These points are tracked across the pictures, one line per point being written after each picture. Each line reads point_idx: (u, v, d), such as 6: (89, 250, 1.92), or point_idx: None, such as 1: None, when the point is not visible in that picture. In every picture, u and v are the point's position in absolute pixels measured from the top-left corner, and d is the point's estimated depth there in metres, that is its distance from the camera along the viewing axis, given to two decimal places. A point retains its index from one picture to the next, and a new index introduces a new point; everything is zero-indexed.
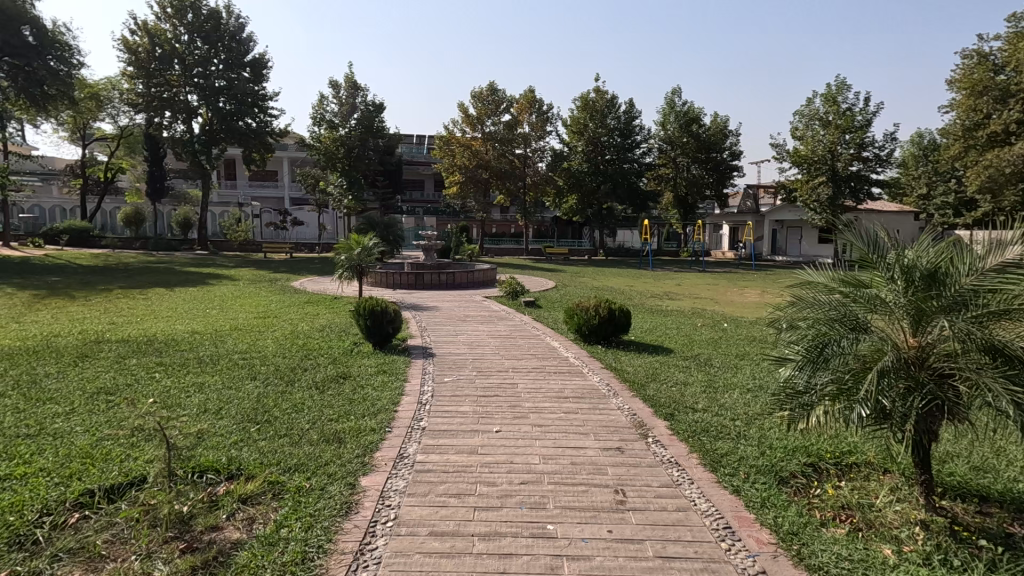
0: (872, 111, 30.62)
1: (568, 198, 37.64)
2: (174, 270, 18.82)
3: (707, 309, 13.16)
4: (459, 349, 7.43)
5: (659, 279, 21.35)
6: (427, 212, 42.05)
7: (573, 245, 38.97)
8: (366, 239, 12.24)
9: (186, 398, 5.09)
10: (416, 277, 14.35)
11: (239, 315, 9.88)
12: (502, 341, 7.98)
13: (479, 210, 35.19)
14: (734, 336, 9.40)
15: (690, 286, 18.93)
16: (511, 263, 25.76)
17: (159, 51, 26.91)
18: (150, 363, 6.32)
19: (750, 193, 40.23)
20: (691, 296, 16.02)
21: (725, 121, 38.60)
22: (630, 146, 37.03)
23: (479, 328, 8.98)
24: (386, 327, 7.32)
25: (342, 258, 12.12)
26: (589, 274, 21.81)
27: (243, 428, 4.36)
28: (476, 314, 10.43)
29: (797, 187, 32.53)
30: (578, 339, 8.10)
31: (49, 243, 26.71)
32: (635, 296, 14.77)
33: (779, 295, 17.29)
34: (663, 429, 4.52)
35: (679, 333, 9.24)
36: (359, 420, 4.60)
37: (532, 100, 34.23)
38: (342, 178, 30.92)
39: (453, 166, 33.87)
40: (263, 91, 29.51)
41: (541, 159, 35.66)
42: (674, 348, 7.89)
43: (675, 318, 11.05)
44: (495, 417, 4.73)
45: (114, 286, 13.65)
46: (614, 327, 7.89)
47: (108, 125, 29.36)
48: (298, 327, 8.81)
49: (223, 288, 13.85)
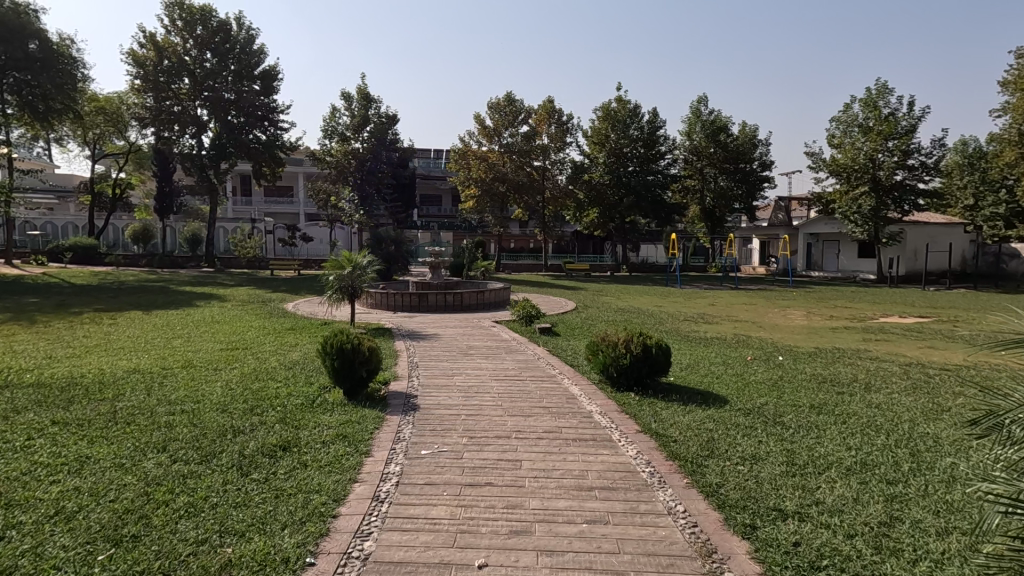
0: (917, 116, 28.60)
1: (589, 212, 36.05)
2: (168, 289, 17.68)
3: (752, 336, 11.36)
4: (451, 398, 5.81)
5: (689, 298, 19.56)
6: (443, 227, 40.82)
7: (594, 261, 37.29)
8: (358, 257, 10.75)
9: (43, 489, 3.55)
10: (420, 297, 12.85)
11: (203, 347, 8.43)
12: (507, 384, 6.36)
13: (496, 224, 33.86)
14: (796, 374, 7.62)
15: (724, 307, 17.07)
16: (528, 281, 24.22)
17: (167, 64, 26.22)
18: (41, 423, 4.81)
19: (781, 205, 38.17)
20: (729, 319, 14.18)
21: (754, 130, 36.95)
22: (653, 157, 35.36)
23: (481, 365, 7.38)
24: (358, 370, 5.78)
25: (331, 278, 10.64)
26: (614, 293, 20.12)
27: (85, 558, 2.80)
28: (482, 345, 8.82)
29: (834, 198, 30.49)
30: (604, 382, 6.47)
31: (54, 260, 26.04)
32: (667, 319, 13.03)
33: (829, 317, 15.35)
34: (747, 564, 2.83)
35: (728, 373, 7.50)
36: (271, 539, 3.00)
37: (551, 110, 32.90)
38: (354, 192, 29.95)
39: (469, 180, 32.54)
40: (273, 103, 28.69)
41: (561, 171, 34.41)
42: (728, 396, 6.17)
43: (721, 350, 9.29)
44: (482, 534, 3.09)
45: (88, 309, 12.39)
46: (651, 368, 6.22)
47: (119, 141, 28.84)
48: (266, 364, 7.32)
49: (205, 310, 12.56)
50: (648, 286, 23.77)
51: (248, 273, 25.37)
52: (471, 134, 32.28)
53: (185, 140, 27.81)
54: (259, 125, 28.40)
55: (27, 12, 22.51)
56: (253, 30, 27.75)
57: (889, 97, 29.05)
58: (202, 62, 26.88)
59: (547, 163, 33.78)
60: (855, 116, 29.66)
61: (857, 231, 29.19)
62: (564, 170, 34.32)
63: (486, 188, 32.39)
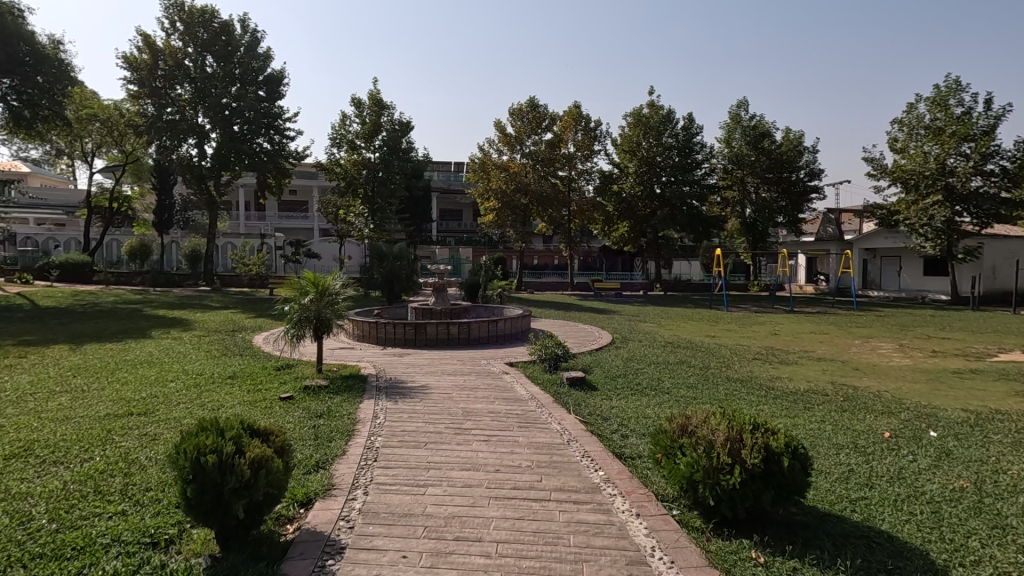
0: (997, 114, 25.13)
1: (618, 226, 33.28)
2: (138, 313, 15.45)
3: (856, 386, 8.33)
4: (406, 564, 3.03)
5: (743, 326, 16.44)
6: (461, 242, 38.49)
7: (624, 278, 34.40)
8: (328, 279, 8.14)
9: None
10: (417, 328, 10.22)
11: (81, 413, 5.82)
12: (515, 515, 3.59)
13: (517, 240, 31.29)
14: (998, 477, 4.64)
15: (789, 338, 13.96)
16: (552, 303, 21.47)
17: (164, 69, 24.35)
18: None
19: (830, 217, 34.70)
20: (809, 357, 11.11)
21: (800, 136, 33.76)
22: (690, 166, 32.40)
23: (478, 458, 4.59)
24: (231, 504, 3.05)
25: (291, 308, 8.01)
26: (653, 319, 17.20)
27: None
28: (484, 411, 6.06)
29: (898, 208, 27.11)
30: (688, 512, 3.67)
31: (42, 279, 24.34)
32: (733, 360, 10.04)
33: (931, 353, 12.15)
34: None
35: (876, 474, 4.60)
36: None
37: (578, 116, 30.46)
38: (364, 205, 27.68)
39: (488, 191, 30.09)
40: (279, 109, 26.72)
41: (588, 182, 32.00)
42: (934, 552, 3.28)
43: (834, 418, 6.32)
44: None
45: (4, 343, 10.01)
46: (778, 495, 3.41)
47: (116, 151, 27.19)
48: (145, 451, 4.68)
49: (149, 344, 10.12)
50: (691, 310, 20.80)
51: (245, 293, 23.32)
52: (490, 142, 29.92)
53: (185, 150, 25.96)
54: (264, 133, 26.50)
55: (14, 12, 20.70)
56: (258, 33, 25.96)
57: (961, 94, 25.75)
58: (203, 67, 25.09)
59: (573, 173, 31.28)
60: (919, 117, 26.61)
61: (928, 246, 25.69)
62: (591, 181, 31.89)
63: (507, 200, 29.79)
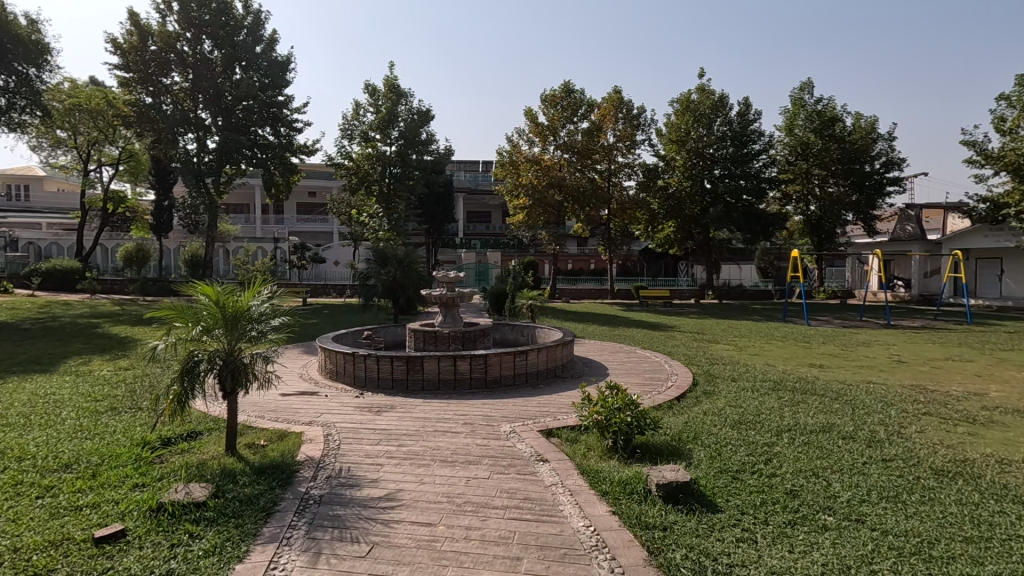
0: None
1: (665, 225, 29.58)
2: (86, 331, 12.61)
3: None
4: None
5: (848, 349, 12.58)
6: (487, 246, 35.33)
7: (670, 284, 30.57)
8: (241, 296, 4.89)
9: None
10: (410, 364, 6.92)
11: None
12: None
13: (549, 243, 27.78)
14: None
15: (929, 370, 10.13)
16: (593, 315, 17.94)
17: (156, 54, 21.87)
18: None
19: (910, 214, 30.13)
20: (996, 408, 7.33)
21: (874, 121, 29.36)
22: (747, 156, 28.30)
23: None
24: None
25: (175, 346, 4.77)
26: (725, 339, 13.51)
27: None
28: None
29: (1008, 200, 22.59)
30: None
31: (26, 287, 22.21)
32: (896, 419, 6.37)
33: None
34: None
35: None
36: None
37: (618, 102, 26.97)
38: (377, 202, 24.81)
39: (518, 188, 26.84)
40: (284, 98, 23.94)
41: (628, 178, 28.28)
42: None
43: None
44: None
45: None
46: None
47: (111, 147, 25.21)
48: None
49: (27, 385, 7.07)
50: (763, 325, 16.97)
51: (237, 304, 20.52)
52: (519, 133, 26.65)
53: (182, 147, 23.43)
54: (268, 125, 23.79)
55: None
56: (262, 13, 23.32)
57: None
58: (200, 51, 22.56)
59: (611, 167, 27.85)
60: None
61: None
62: (633, 176, 28.19)
63: (538, 197, 26.28)
